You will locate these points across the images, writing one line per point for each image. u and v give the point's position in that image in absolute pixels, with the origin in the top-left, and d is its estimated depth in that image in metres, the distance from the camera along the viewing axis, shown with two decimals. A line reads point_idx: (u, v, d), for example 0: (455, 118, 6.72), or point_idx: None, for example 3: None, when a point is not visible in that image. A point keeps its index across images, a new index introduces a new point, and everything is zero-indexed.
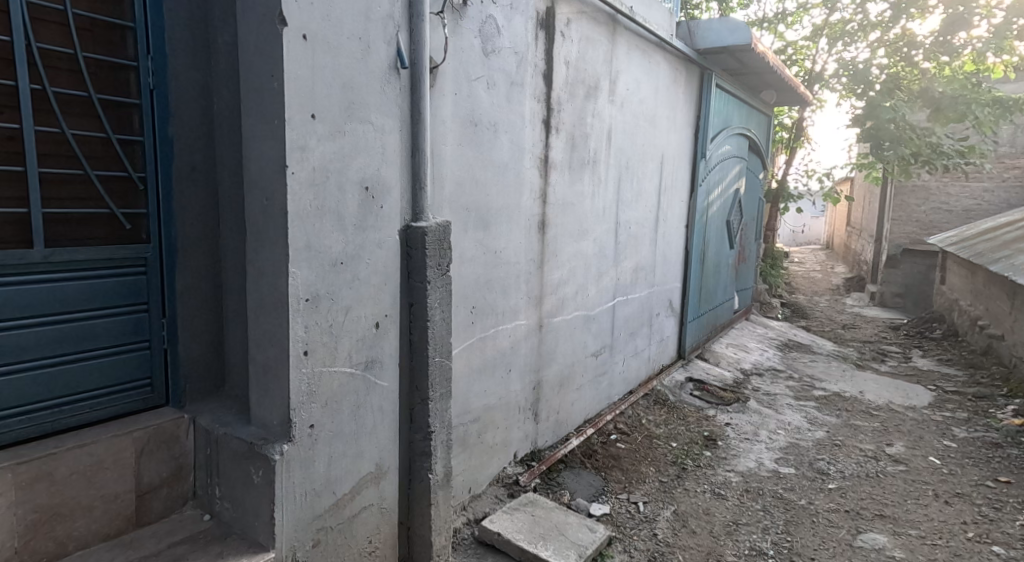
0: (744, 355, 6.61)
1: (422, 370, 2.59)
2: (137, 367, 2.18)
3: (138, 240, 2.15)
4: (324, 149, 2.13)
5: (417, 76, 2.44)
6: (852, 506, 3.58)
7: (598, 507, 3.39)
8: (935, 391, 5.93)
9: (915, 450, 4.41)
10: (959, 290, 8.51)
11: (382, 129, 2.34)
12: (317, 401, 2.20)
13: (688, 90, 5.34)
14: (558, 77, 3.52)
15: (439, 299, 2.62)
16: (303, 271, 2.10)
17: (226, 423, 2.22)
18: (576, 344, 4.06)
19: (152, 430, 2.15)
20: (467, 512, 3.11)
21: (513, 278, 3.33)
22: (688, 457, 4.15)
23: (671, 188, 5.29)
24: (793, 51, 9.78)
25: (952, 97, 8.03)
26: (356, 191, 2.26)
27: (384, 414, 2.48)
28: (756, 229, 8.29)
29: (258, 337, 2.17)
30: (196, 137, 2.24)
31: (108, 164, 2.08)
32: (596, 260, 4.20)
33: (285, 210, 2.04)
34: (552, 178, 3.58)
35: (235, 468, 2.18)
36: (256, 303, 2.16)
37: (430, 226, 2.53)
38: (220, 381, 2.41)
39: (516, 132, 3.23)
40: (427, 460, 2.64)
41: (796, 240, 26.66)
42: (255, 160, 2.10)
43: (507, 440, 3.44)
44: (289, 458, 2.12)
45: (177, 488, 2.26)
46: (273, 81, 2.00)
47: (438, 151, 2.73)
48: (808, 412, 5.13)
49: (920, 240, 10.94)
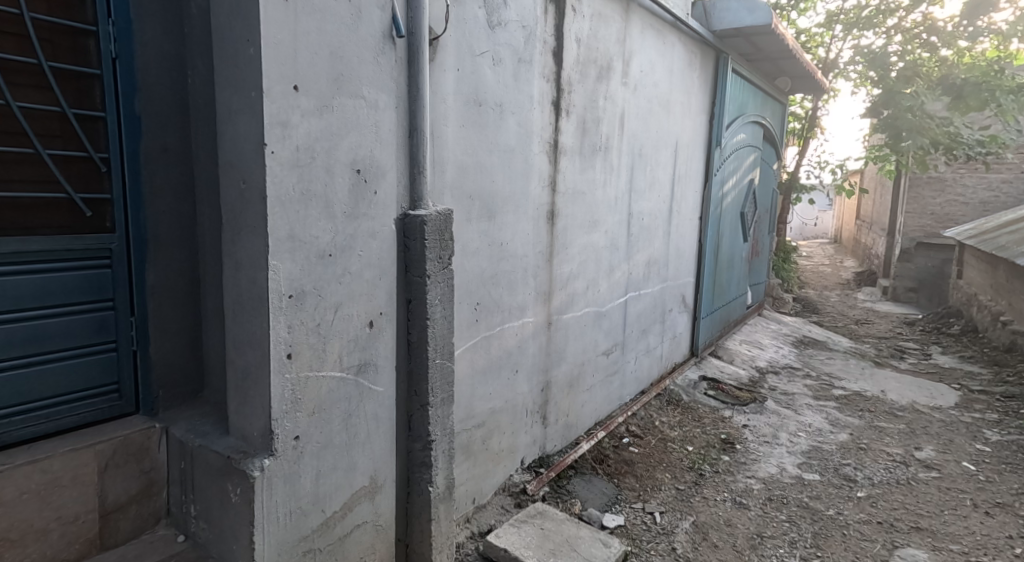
0: (758, 353, 6.35)
1: (422, 373, 2.35)
2: (102, 372, 1.95)
3: (102, 229, 1.93)
4: (309, 126, 1.88)
5: (416, 47, 2.19)
6: (885, 517, 3.33)
7: (612, 519, 3.16)
8: (961, 390, 5.67)
9: (947, 455, 4.16)
10: (979, 285, 8.23)
11: (375, 105, 2.09)
12: (303, 410, 1.96)
13: (703, 75, 5.07)
14: (569, 55, 3.27)
15: (440, 295, 2.37)
16: (286, 264, 1.87)
17: (202, 433, 2.00)
18: (587, 342, 3.82)
19: (118, 441, 1.92)
20: (471, 524, 2.89)
21: (519, 272, 3.09)
22: (705, 462, 3.91)
23: (685, 177, 5.02)
24: (806, 38, 9.47)
25: (974, 84, 7.57)
26: (348, 175, 2.02)
27: (379, 422, 2.25)
28: (770, 221, 8.06)
29: (236, 338, 1.93)
30: (167, 114, 2.01)
31: (66, 142, 1.85)
32: (607, 252, 3.95)
33: (264, 195, 1.80)
34: (562, 164, 3.33)
35: (211, 484, 1.94)
36: (233, 300, 1.92)
37: (430, 215, 2.28)
38: (200, 386, 2.18)
39: (524, 112, 2.98)
40: (427, 470, 2.40)
41: (804, 232, 26.39)
42: (230, 138, 1.85)
43: (513, 445, 3.20)
44: (271, 474, 1.88)
45: (149, 506, 2.02)
46: (249, 47, 1.75)
47: (438, 132, 2.48)
48: (829, 413, 4.89)
49: (936, 232, 10.66)
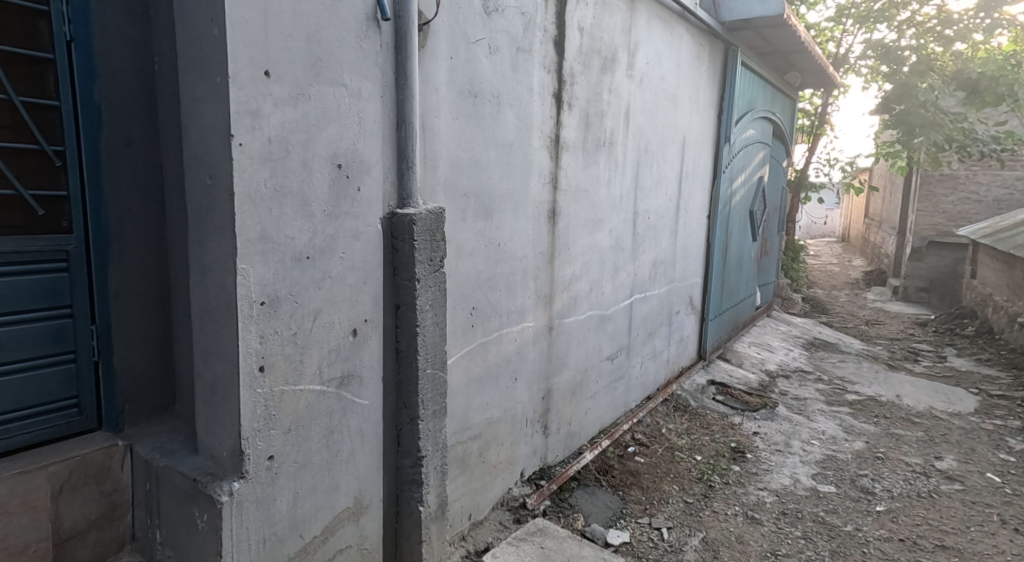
0: (768, 356, 6.16)
1: (411, 384, 2.18)
2: (58, 386, 1.78)
3: (59, 228, 1.76)
4: (282, 116, 1.71)
5: (403, 31, 2.02)
6: (907, 534, 3.14)
7: (616, 535, 2.99)
8: (980, 394, 5.46)
9: (970, 466, 3.96)
10: (993, 285, 8.01)
11: (358, 94, 1.92)
12: (277, 428, 1.79)
13: (712, 68, 4.88)
14: (570, 46, 3.08)
15: (431, 300, 2.20)
16: (258, 268, 1.70)
17: (169, 452, 1.84)
18: (590, 347, 3.64)
19: (75, 462, 1.75)
20: (466, 542, 2.72)
21: (518, 274, 2.91)
22: (714, 472, 3.73)
23: (693, 174, 4.83)
24: (816, 33, 9.26)
25: (990, 78, 7.23)
26: (327, 170, 1.85)
27: (364, 437, 2.08)
28: (779, 220, 7.84)
29: (205, 349, 1.76)
30: (131, 104, 1.84)
31: (16, 134, 1.68)
32: (612, 253, 3.77)
33: (231, 192, 1.62)
34: (564, 160, 3.15)
35: (177, 509, 1.78)
36: (201, 307, 1.75)
37: (419, 214, 2.10)
38: (171, 398, 2.02)
39: (522, 105, 2.80)
40: (417, 489, 2.24)
41: (811, 232, 25.92)
42: (195, 129, 1.68)
43: (513, 456, 3.03)
44: (242, 498, 1.71)
45: (111, 531, 1.86)
46: (213, 28, 1.58)
47: (430, 124, 2.31)
48: (843, 419, 4.69)
49: (948, 231, 10.44)
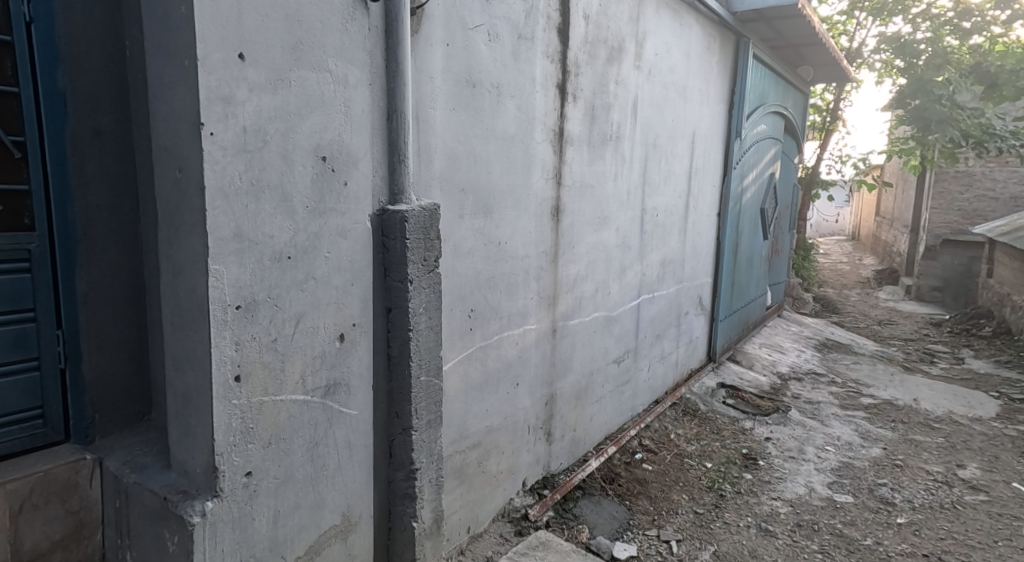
0: (779, 357, 5.99)
1: (404, 391, 2.04)
2: (20, 398, 1.65)
3: (19, 226, 1.62)
4: (259, 103, 1.57)
5: (393, 14, 1.88)
6: (931, 549, 2.98)
7: (623, 549, 2.84)
8: (1001, 398, 5.27)
9: (994, 475, 3.79)
10: (1011, 284, 7.78)
11: (344, 82, 1.78)
12: (256, 442, 1.66)
13: (722, 61, 4.72)
14: (575, 34, 2.93)
15: (424, 303, 2.06)
16: (232, 268, 1.56)
17: (140, 467, 1.71)
18: (596, 351, 3.49)
19: (38, 478, 1.62)
20: (465, 556, 2.58)
21: (520, 274, 2.76)
22: (726, 481, 3.57)
23: (703, 170, 4.67)
24: (828, 27, 9.07)
25: (1009, 72, 6.97)
26: (311, 163, 1.72)
27: (352, 449, 1.94)
28: (791, 218, 7.65)
29: (177, 357, 1.63)
30: (100, 91, 1.71)
31: None
32: (619, 252, 3.61)
33: (202, 186, 1.49)
34: (568, 155, 3.00)
35: (148, 528, 1.66)
36: (172, 312, 1.62)
37: (412, 211, 1.97)
38: (147, 407, 1.90)
39: (525, 97, 2.65)
40: (410, 504, 2.11)
41: (818, 231, 25.87)
42: (163, 117, 1.54)
43: (513, 465, 2.88)
44: (216, 518, 1.58)
45: (79, 551, 1.73)
46: (180, 5, 1.45)
47: (425, 116, 2.17)
48: (859, 424, 4.52)
49: (962, 229, 10.21)
